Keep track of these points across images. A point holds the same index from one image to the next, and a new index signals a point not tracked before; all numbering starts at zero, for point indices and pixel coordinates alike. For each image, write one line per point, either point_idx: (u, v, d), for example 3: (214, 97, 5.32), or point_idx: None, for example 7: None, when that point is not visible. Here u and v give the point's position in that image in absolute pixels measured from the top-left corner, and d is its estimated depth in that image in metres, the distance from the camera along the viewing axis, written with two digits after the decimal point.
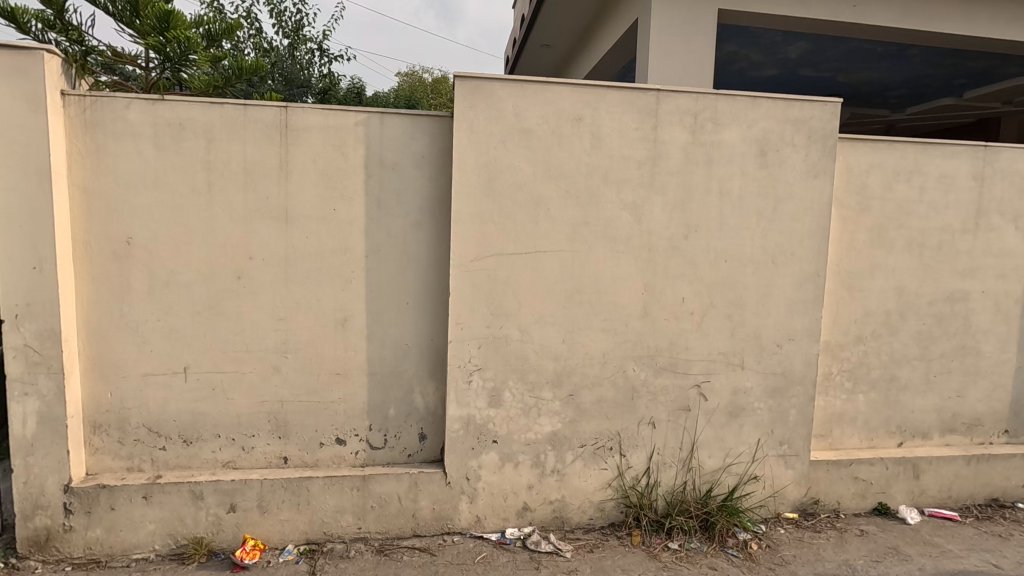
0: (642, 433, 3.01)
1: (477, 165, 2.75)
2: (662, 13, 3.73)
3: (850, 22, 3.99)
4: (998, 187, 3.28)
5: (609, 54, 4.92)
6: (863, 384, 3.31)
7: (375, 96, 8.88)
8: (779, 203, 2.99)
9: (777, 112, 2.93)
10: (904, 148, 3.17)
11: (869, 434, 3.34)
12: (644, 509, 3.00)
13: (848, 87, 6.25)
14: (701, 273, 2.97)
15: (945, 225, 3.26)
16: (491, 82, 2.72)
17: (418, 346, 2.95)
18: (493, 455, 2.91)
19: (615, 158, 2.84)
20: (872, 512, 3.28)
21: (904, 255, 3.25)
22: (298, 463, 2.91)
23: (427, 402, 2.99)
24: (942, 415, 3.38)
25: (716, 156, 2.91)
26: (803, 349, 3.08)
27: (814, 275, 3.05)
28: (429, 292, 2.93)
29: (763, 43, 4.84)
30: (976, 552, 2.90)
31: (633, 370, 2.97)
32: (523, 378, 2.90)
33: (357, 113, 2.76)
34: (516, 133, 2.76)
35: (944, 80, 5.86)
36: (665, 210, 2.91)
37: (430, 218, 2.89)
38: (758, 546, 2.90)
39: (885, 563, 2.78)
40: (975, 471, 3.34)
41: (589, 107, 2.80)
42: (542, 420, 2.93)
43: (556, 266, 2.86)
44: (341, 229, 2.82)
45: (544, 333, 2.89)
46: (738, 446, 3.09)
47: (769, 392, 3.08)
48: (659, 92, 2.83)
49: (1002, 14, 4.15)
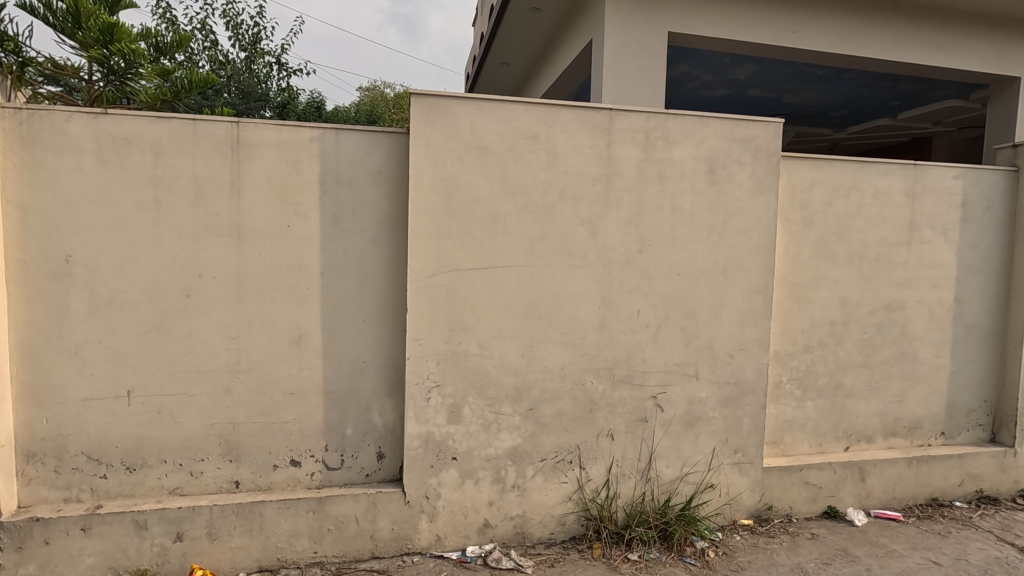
0: (601, 445, 3.04)
1: (434, 181, 2.76)
2: (616, 35, 3.85)
3: (792, 46, 4.20)
4: (929, 203, 3.49)
5: (566, 73, 5.03)
6: (812, 391, 3.44)
7: (337, 110, 8.86)
8: (728, 218, 3.10)
9: (724, 131, 3.06)
10: (843, 166, 3.35)
11: (818, 440, 3.47)
12: (604, 522, 3.02)
13: (793, 108, 6.56)
14: (655, 286, 3.05)
15: (882, 238, 3.45)
16: (447, 99, 2.74)
17: (376, 363, 2.91)
18: (453, 472, 2.89)
19: (570, 175, 2.90)
20: (823, 516, 3.39)
21: (845, 267, 3.42)
22: (251, 487, 2.81)
23: (386, 420, 2.94)
24: (885, 419, 3.55)
25: (668, 172, 3.01)
26: (754, 359, 3.19)
27: (763, 287, 3.16)
28: (387, 308, 2.90)
29: (713, 65, 5.05)
30: (918, 550, 3.03)
31: (592, 383, 3.01)
32: (482, 393, 2.89)
33: (312, 128, 2.74)
34: (473, 149, 2.79)
35: (880, 102, 6.22)
36: (620, 225, 2.98)
37: (387, 234, 2.87)
38: (715, 554, 2.95)
39: (835, 565, 2.87)
40: (917, 472, 3.50)
41: (544, 125, 2.85)
42: (502, 435, 2.93)
43: (514, 281, 2.89)
44: (295, 245, 2.77)
45: (503, 348, 2.90)
46: (694, 455, 3.16)
47: (723, 402, 3.17)
48: (612, 111, 2.92)
49: (929, 41, 4.45)
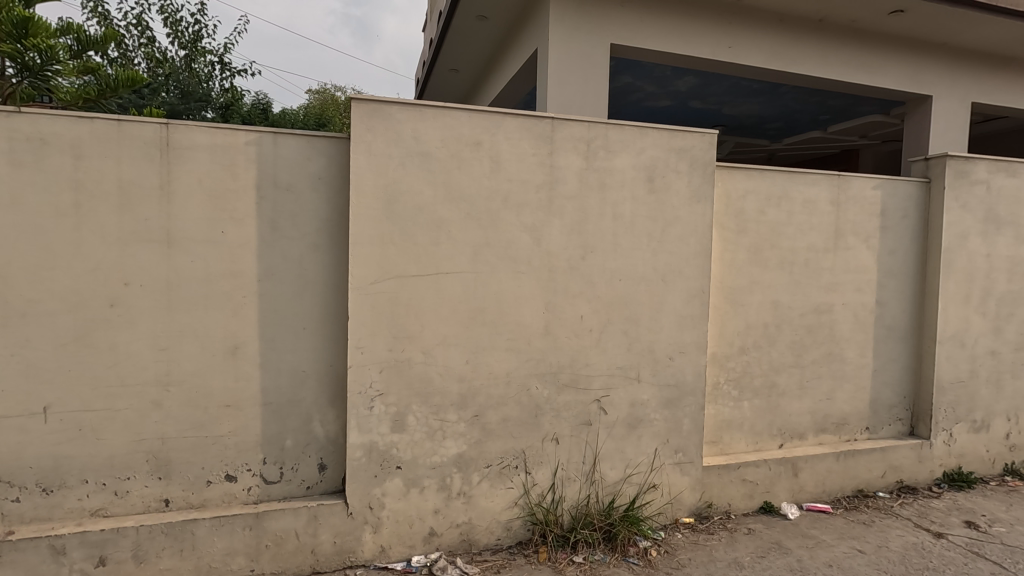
0: (546, 449, 3.07)
1: (375, 187, 2.73)
2: (560, 45, 3.92)
3: (727, 61, 4.39)
4: (851, 212, 3.71)
5: (513, 81, 5.07)
6: (747, 392, 3.58)
7: (284, 113, 8.67)
8: (667, 225, 3.21)
9: (662, 141, 3.16)
10: (774, 176, 3.52)
11: (754, 438, 3.62)
12: (550, 526, 3.04)
13: (733, 119, 6.85)
14: (598, 292, 3.11)
15: (810, 244, 3.64)
16: (390, 105, 2.73)
17: (317, 372, 2.85)
18: (397, 481, 2.85)
19: (514, 182, 2.93)
20: (759, 511, 3.53)
21: (777, 272, 3.58)
22: (183, 505, 2.69)
23: (328, 431, 2.88)
24: (816, 416, 3.73)
25: (609, 181, 3.09)
26: (693, 361, 3.30)
27: (700, 291, 3.29)
28: (328, 316, 2.85)
29: (655, 76, 5.22)
30: (845, 540, 3.20)
31: (537, 388, 3.04)
32: (427, 401, 2.87)
33: (248, 132, 2.67)
34: (415, 155, 2.78)
35: (812, 115, 6.58)
36: (563, 232, 3.03)
37: (328, 240, 2.82)
38: (657, 553, 3.03)
39: (768, 558, 2.99)
40: (844, 466, 3.70)
41: (487, 132, 2.87)
42: (447, 443, 2.91)
43: (458, 287, 2.89)
44: (231, 252, 2.68)
45: (447, 355, 2.89)
46: (637, 456, 3.23)
47: (664, 403, 3.26)
48: (554, 120, 2.97)
49: (852, 60, 4.75)
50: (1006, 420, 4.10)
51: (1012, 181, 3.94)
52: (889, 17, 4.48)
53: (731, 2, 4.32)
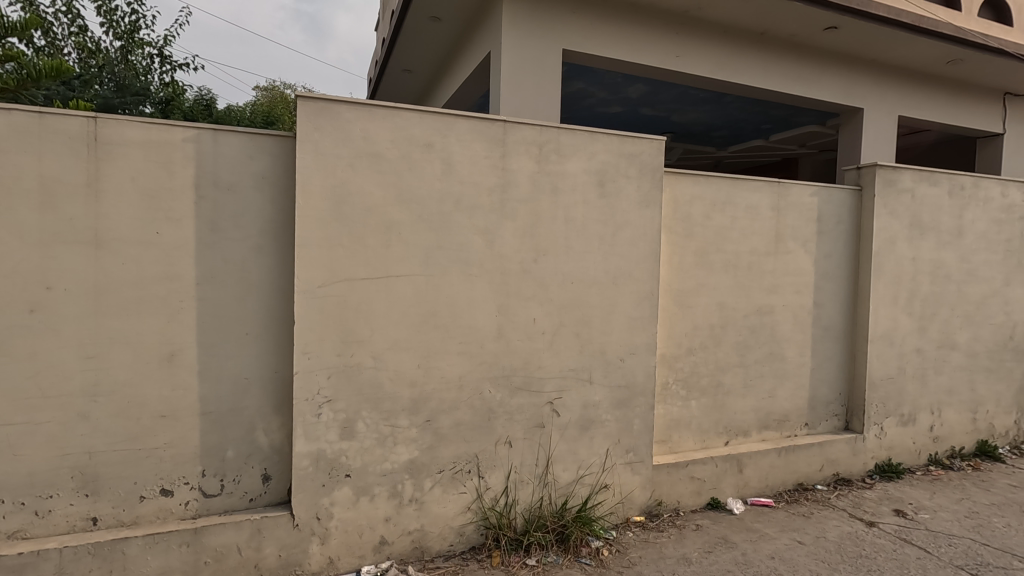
0: (499, 453, 3.06)
1: (323, 188, 2.65)
2: (513, 49, 3.94)
3: (675, 70, 4.52)
4: (791, 217, 3.88)
5: (466, 83, 5.06)
6: (695, 391, 3.68)
7: (229, 110, 8.35)
8: (618, 229, 3.26)
9: (612, 146, 3.22)
10: (719, 182, 3.64)
11: (701, 436, 3.72)
12: (503, 530, 3.03)
13: (681, 126, 7.05)
14: (551, 295, 3.13)
15: (753, 248, 3.78)
16: (338, 104, 2.66)
17: (261, 379, 2.74)
18: (346, 489, 2.77)
19: (466, 184, 2.91)
20: (707, 507, 3.63)
21: (722, 275, 3.71)
22: (113, 523, 2.53)
23: (272, 440, 2.78)
24: (759, 413, 3.88)
25: (562, 185, 3.11)
26: (643, 362, 3.37)
27: (650, 294, 3.36)
28: (273, 320, 2.75)
29: (607, 83, 5.32)
30: (787, 532, 3.33)
31: (490, 392, 3.02)
32: (377, 407, 2.81)
33: (186, 128, 2.54)
34: (365, 156, 2.72)
35: (755, 124, 6.86)
36: (515, 235, 3.03)
37: (273, 242, 2.72)
38: (609, 552, 3.06)
39: (715, 552, 3.08)
40: (785, 461, 3.86)
41: (438, 134, 2.84)
42: (398, 449, 2.86)
43: (409, 291, 2.84)
44: (167, 254, 2.55)
45: (398, 359, 2.84)
46: (589, 457, 3.27)
47: (615, 404, 3.31)
48: (506, 123, 2.97)
49: (791, 72, 4.97)
50: (930, 414, 4.38)
51: (933, 190, 4.22)
52: (824, 32, 4.72)
53: (679, 13, 4.45)
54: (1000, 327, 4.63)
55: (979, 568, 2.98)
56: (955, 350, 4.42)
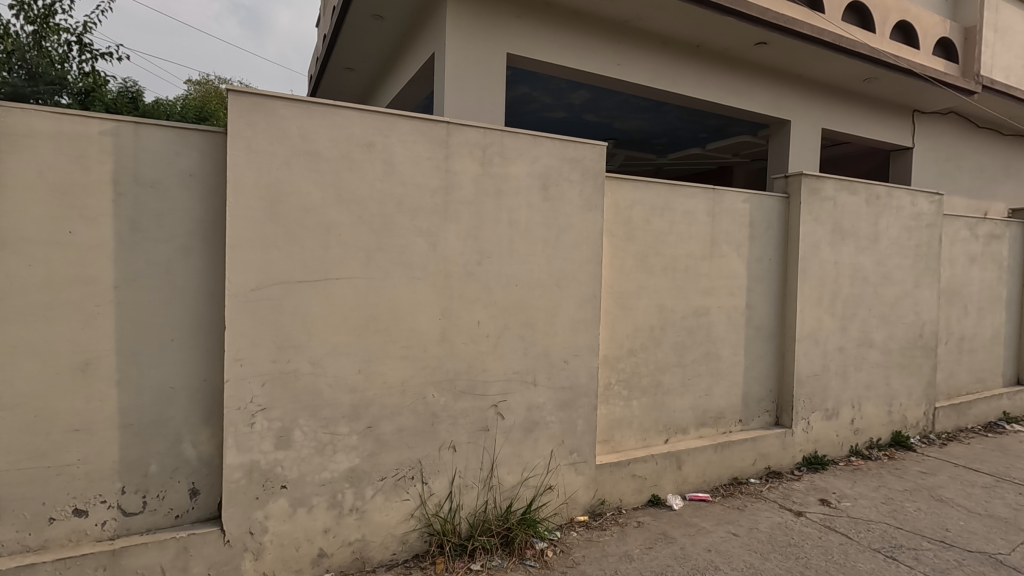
0: (443, 458, 3.03)
1: (256, 187, 2.54)
2: (456, 50, 3.92)
3: (616, 77, 4.63)
4: (725, 222, 4.05)
5: (410, 84, 5.00)
6: (636, 391, 3.77)
7: (158, 103, 7.86)
8: (561, 232, 3.30)
9: (556, 150, 3.26)
10: (658, 188, 3.76)
11: (642, 435, 3.81)
12: (447, 536, 2.99)
13: (623, 133, 7.24)
14: (494, 297, 3.13)
15: (690, 252, 3.92)
16: (273, 100, 2.56)
17: (188, 388, 2.59)
18: (281, 501, 2.66)
19: (408, 185, 2.87)
20: (648, 504, 3.73)
21: (661, 277, 3.82)
22: (17, 548, 2.32)
23: (200, 452, 2.63)
24: (696, 411, 4.02)
25: (505, 188, 3.12)
26: (586, 363, 3.42)
27: (592, 296, 3.41)
28: (201, 325, 2.60)
29: (551, 88, 5.39)
30: (722, 525, 3.46)
31: (433, 396, 2.98)
32: (315, 414, 2.71)
33: (103, 120, 2.37)
34: (302, 154, 2.62)
35: (692, 133, 7.13)
36: (459, 238, 3.01)
37: (201, 243, 2.58)
38: (553, 553, 3.08)
39: (655, 548, 3.16)
40: (721, 457, 4.01)
41: (379, 134, 2.78)
42: (338, 457, 2.77)
43: (349, 294, 2.76)
44: (81, 255, 2.36)
45: (338, 365, 2.75)
46: (533, 459, 3.28)
47: (559, 406, 3.34)
48: (449, 124, 2.95)
49: (725, 84, 5.21)
50: (851, 408, 4.67)
51: (852, 198, 4.52)
52: (754, 47, 4.97)
53: (620, 23, 4.56)
54: (911, 326, 5.00)
55: (893, 550, 3.20)
56: (872, 348, 4.75)
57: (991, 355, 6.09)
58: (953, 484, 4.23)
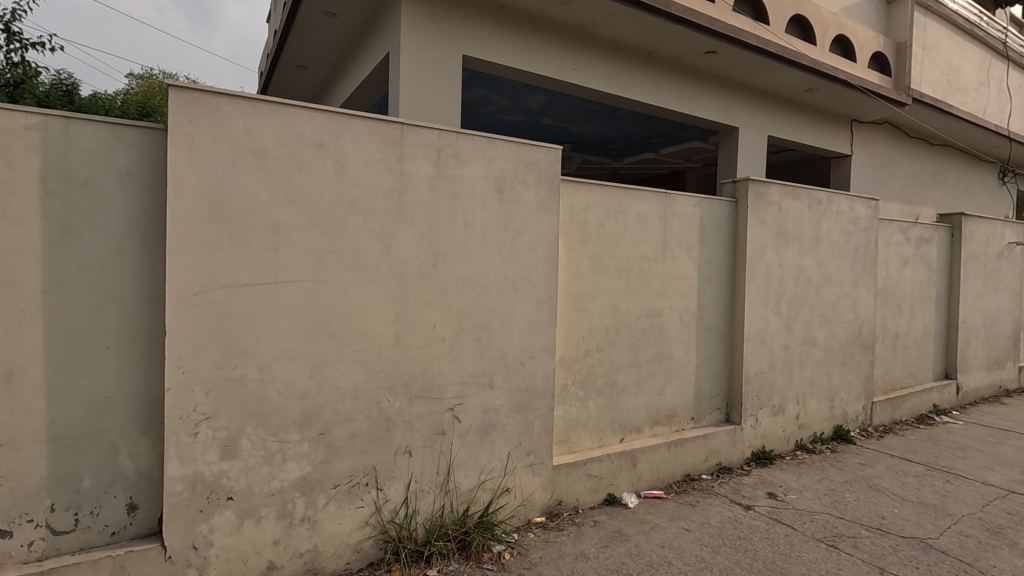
0: (398, 463, 2.98)
1: (199, 187, 2.44)
2: (411, 51, 3.89)
3: (571, 82, 4.69)
4: (676, 226, 4.16)
5: (364, 84, 4.92)
6: (591, 392, 3.82)
7: (96, 98, 7.43)
8: (517, 235, 3.31)
9: (511, 153, 3.27)
10: (612, 192, 3.82)
11: (598, 435, 3.86)
12: (403, 542, 2.94)
13: (579, 137, 7.33)
14: (449, 300, 3.10)
15: (643, 254, 4.01)
16: (217, 96, 2.46)
17: (124, 398, 2.46)
18: (227, 514, 2.55)
19: (360, 186, 2.81)
20: (604, 503, 3.78)
21: (615, 279, 3.89)
22: None
23: (139, 464, 2.50)
24: (650, 410, 4.10)
25: (460, 190, 3.11)
26: (542, 365, 3.44)
27: (548, 298, 3.44)
28: (140, 331, 2.48)
29: (508, 91, 5.41)
30: (675, 522, 3.54)
31: (387, 401, 2.93)
32: (263, 422, 2.62)
33: (29, 114, 2.23)
34: (248, 153, 2.54)
35: (646, 138, 7.29)
36: (413, 240, 2.97)
37: (139, 245, 2.46)
38: (510, 555, 3.08)
39: (611, 546, 3.20)
40: (674, 454, 4.11)
41: (331, 133, 2.73)
42: (288, 466, 2.69)
43: (299, 297, 2.69)
44: (3, 257, 2.20)
45: (287, 370, 2.67)
46: (490, 462, 3.27)
47: (516, 408, 3.35)
48: (403, 125, 2.91)
49: (676, 90, 5.35)
50: (796, 404, 4.87)
51: (795, 203, 4.72)
52: (704, 56, 5.12)
53: (574, 28, 4.63)
54: (850, 325, 5.26)
55: (834, 539, 3.36)
56: (815, 346, 4.97)
57: (922, 351, 6.48)
58: (888, 474, 4.47)
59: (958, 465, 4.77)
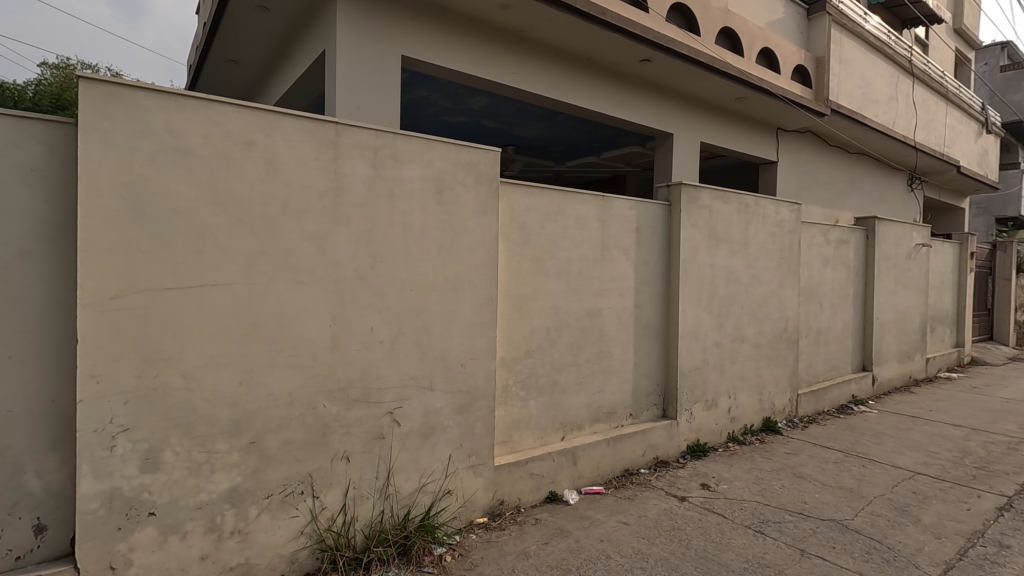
0: (336, 469, 2.91)
1: (115, 185, 2.31)
2: (347, 49, 3.82)
3: (511, 85, 4.74)
4: (614, 228, 4.28)
5: (300, 82, 4.78)
6: (533, 391, 3.87)
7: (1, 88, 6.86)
8: (457, 236, 3.31)
9: (450, 155, 3.27)
10: (551, 194, 3.89)
11: (540, 434, 3.92)
12: (341, 550, 2.88)
13: (522, 140, 7.40)
14: (388, 302, 3.07)
15: (582, 255, 4.09)
16: (134, 90, 2.34)
17: (30, 412, 2.29)
18: (149, 531, 2.42)
19: (293, 187, 2.74)
20: (545, 501, 3.83)
21: (555, 280, 3.95)
22: None
23: (47, 482, 2.33)
24: (590, 408, 4.20)
25: (398, 191, 3.08)
26: (483, 366, 3.45)
27: (488, 299, 3.46)
28: (47, 339, 2.31)
29: (449, 93, 5.40)
30: (614, 516, 3.64)
31: (324, 406, 2.86)
32: (189, 432, 2.50)
33: None
34: (170, 150, 2.41)
35: (587, 142, 7.46)
36: (349, 241, 2.92)
37: (46, 246, 2.30)
38: (451, 557, 3.08)
39: (551, 543, 3.25)
40: (614, 450, 4.21)
41: (261, 131, 2.64)
42: (216, 477, 2.57)
43: (227, 301, 2.58)
44: None
45: (215, 378, 2.56)
46: (431, 465, 3.25)
47: (457, 409, 3.34)
48: (338, 125, 2.86)
49: (613, 96, 5.50)
50: (728, 398, 5.11)
51: (725, 207, 4.95)
52: (639, 63, 5.29)
53: (514, 32, 4.68)
54: (776, 322, 5.57)
55: (761, 525, 3.54)
56: (745, 342, 5.23)
57: (842, 346, 6.93)
58: (811, 461, 4.76)
59: (872, 450, 5.14)
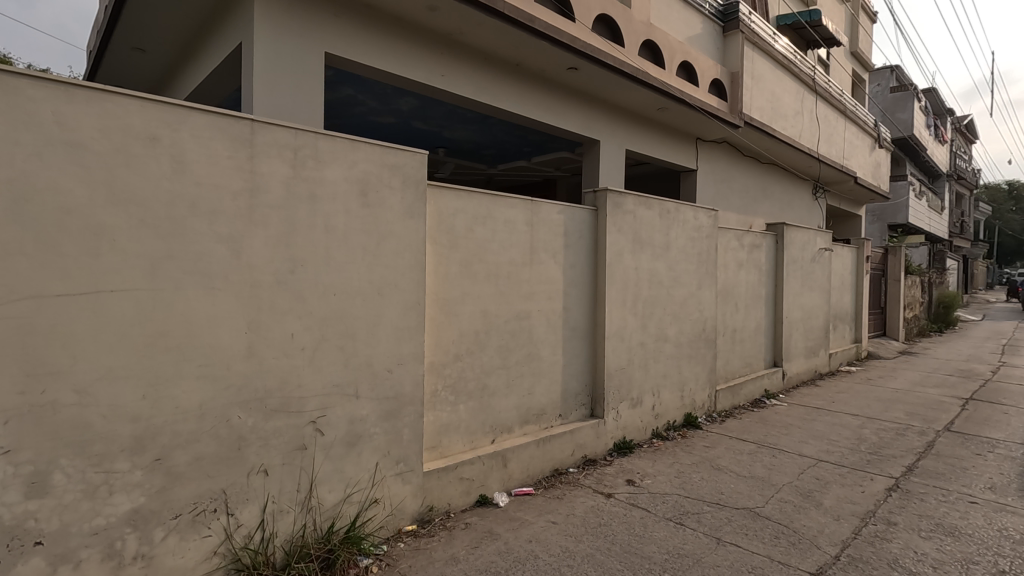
0: (252, 484, 2.77)
1: None
2: (266, 44, 3.66)
3: (440, 87, 4.71)
4: (542, 232, 4.35)
5: (215, 75, 4.52)
6: (462, 395, 3.85)
7: None
8: (382, 240, 3.24)
9: (375, 157, 3.20)
10: (479, 198, 3.90)
11: (470, 438, 3.91)
12: (258, 569, 2.75)
13: (453, 143, 7.37)
14: (310, 308, 2.96)
15: (511, 259, 4.13)
16: (16, 77, 2.12)
17: None
18: (35, 562, 2.19)
19: (204, 186, 2.58)
20: (476, 505, 3.83)
21: (484, 284, 3.96)
22: None
23: None
24: (520, 410, 4.24)
25: (319, 193, 2.98)
26: (410, 371, 3.40)
27: (415, 304, 3.41)
28: None
29: (377, 93, 5.29)
30: (543, 516, 3.68)
31: (239, 418, 2.72)
32: (84, 452, 2.30)
33: None
34: (59, 144, 2.21)
35: (518, 146, 7.54)
36: (267, 245, 2.79)
37: None
38: (378, 568, 3.01)
39: (480, 547, 3.25)
40: (543, 451, 4.27)
41: (167, 127, 2.47)
42: (116, 499, 2.38)
43: (129, 308, 2.40)
44: None
45: (114, 392, 2.37)
46: (356, 474, 3.16)
47: (384, 416, 3.27)
48: (254, 122, 2.73)
49: (542, 102, 5.60)
50: (652, 396, 5.32)
51: (648, 213, 5.16)
52: (567, 71, 5.42)
53: (442, 34, 4.65)
54: (696, 322, 5.86)
55: (681, 517, 3.71)
56: (667, 342, 5.46)
57: (755, 343, 7.39)
58: (727, 454, 5.04)
59: (782, 441, 5.51)
